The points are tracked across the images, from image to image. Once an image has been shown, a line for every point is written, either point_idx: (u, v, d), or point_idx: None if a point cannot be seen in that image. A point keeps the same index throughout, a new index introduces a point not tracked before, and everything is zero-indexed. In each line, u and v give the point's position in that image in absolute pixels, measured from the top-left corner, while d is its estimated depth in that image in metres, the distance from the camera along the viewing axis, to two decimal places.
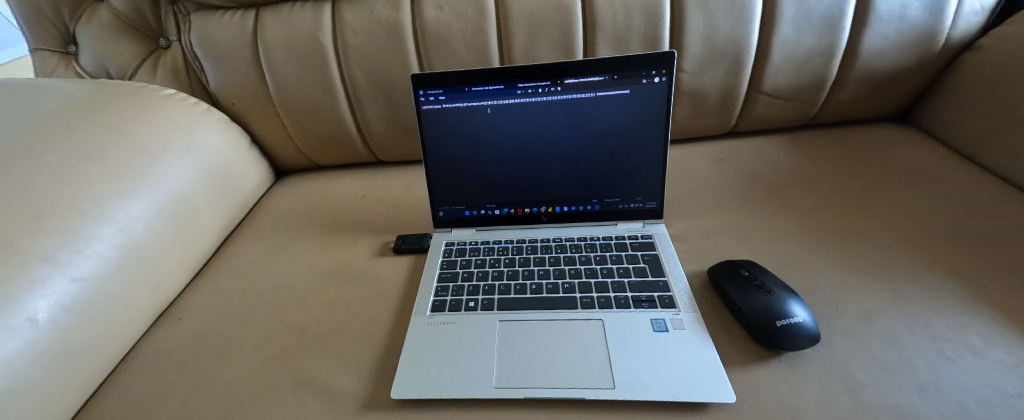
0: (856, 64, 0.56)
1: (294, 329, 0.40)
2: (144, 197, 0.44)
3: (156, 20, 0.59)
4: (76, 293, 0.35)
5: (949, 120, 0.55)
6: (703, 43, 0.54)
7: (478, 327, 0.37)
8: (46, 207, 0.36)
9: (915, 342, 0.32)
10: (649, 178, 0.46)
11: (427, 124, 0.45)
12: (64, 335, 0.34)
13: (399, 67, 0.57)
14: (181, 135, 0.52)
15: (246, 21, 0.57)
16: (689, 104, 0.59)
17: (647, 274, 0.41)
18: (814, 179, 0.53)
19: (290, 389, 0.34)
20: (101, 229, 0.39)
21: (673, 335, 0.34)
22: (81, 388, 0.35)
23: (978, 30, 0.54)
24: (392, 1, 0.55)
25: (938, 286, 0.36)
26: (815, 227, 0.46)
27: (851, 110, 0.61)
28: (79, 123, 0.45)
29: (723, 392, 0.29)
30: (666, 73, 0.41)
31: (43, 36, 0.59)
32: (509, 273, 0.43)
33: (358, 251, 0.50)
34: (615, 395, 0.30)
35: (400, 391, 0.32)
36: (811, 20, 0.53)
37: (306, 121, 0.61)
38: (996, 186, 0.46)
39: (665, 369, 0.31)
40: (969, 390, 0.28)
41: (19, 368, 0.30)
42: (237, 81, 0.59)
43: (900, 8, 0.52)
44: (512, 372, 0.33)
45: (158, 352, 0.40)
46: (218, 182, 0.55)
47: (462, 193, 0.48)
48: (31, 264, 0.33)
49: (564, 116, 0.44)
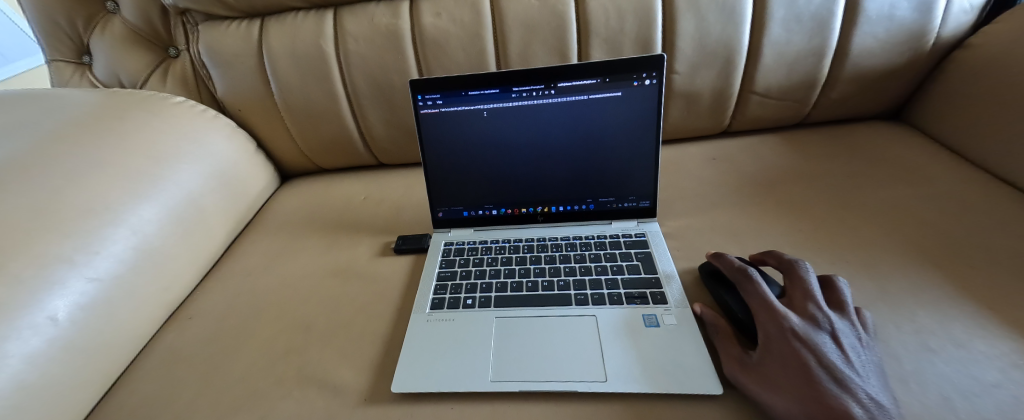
0: (848, 63, 0.57)
1: (298, 326, 0.42)
2: (155, 201, 0.46)
3: (165, 30, 0.61)
4: (93, 292, 0.37)
5: (941, 118, 0.55)
6: (695, 45, 0.55)
7: (476, 324, 0.39)
8: (66, 212, 0.38)
9: (899, 334, 0.33)
10: (642, 178, 0.47)
11: (426, 128, 0.47)
12: (82, 332, 0.35)
13: (398, 72, 0.58)
14: (191, 141, 0.54)
15: (251, 30, 0.59)
16: (682, 105, 0.60)
17: (640, 272, 0.42)
18: (807, 177, 0.54)
19: (294, 384, 0.36)
20: (116, 231, 0.41)
21: (664, 330, 0.35)
22: (98, 383, 0.36)
23: (969, 28, 0.54)
24: (391, 9, 0.57)
25: (924, 281, 0.37)
26: (805, 224, 0.46)
27: (844, 108, 0.62)
28: (92, 131, 0.47)
29: (710, 384, 0.30)
30: (656, 75, 0.42)
31: (60, 47, 0.61)
32: (505, 272, 0.44)
33: (360, 251, 0.52)
34: (607, 387, 0.31)
35: (400, 385, 0.33)
36: (801, 21, 0.54)
37: (309, 126, 0.63)
38: (986, 182, 0.46)
39: (655, 363, 0.32)
40: (950, 381, 0.29)
41: (40, 364, 0.32)
42: (243, 88, 0.61)
43: (889, 8, 0.53)
44: (507, 366, 0.34)
45: (170, 349, 0.41)
46: (225, 185, 0.56)
47: (460, 195, 0.50)
48: (50, 266, 0.35)
49: (558, 119, 0.45)
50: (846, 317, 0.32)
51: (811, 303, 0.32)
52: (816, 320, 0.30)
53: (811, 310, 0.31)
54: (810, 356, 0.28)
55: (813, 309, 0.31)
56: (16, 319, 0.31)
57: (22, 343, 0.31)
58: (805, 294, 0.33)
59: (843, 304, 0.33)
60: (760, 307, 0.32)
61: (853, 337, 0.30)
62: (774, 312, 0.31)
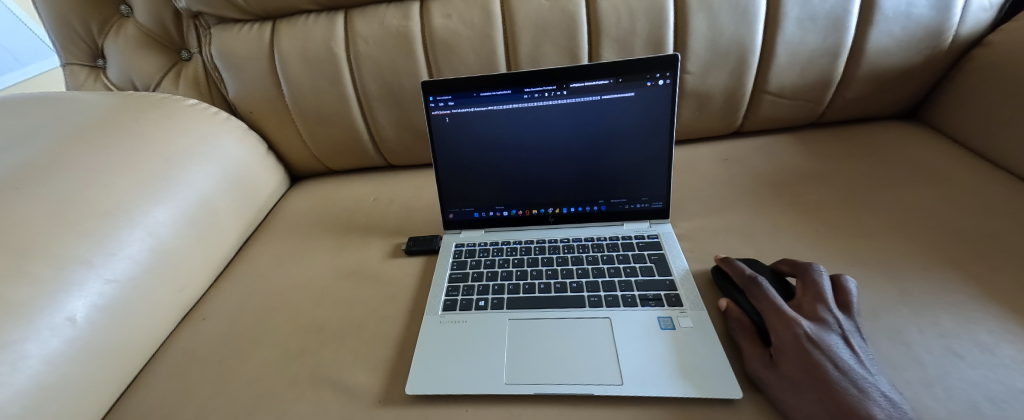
0: (863, 62, 0.56)
1: (312, 328, 0.42)
2: (169, 203, 0.46)
3: (178, 33, 0.62)
4: (110, 293, 0.37)
5: (960, 117, 0.54)
6: (707, 45, 0.55)
7: (489, 326, 0.38)
8: (84, 214, 0.39)
9: (922, 338, 0.32)
10: (654, 179, 0.47)
11: (437, 129, 0.47)
12: (99, 333, 0.36)
13: (409, 74, 0.58)
14: (203, 143, 0.54)
15: (262, 32, 0.59)
16: (694, 105, 0.60)
17: (653, 273, 0.42)
18: (822, 177, 0.53)
19: (309, 385, 0.36)
20: (131, 233, 0.41)
21: (680, 332, 0.35)
22: (115, 384, 0.37)
23: (988, 26, 0.53)
24: (402, 11, 0.57)
25: (947, 284, 0.36)
26: (821, 225, 0.46)
27: (859, 108, 0.61)
28: (107, 134, 0.47)
29: (729, 388, 0.30)
30: (670, 75, 0.42)
31: (74, 51, 0.62)
32: (517, 273, 0.44)
33: (371, 253, 0.52)
34: (623, 390, 0.31)
35: (414, 387, 0.33)
36: (815, 20, 0.53)
37: (320, 127, 0.63)
38: (1007, 183, 0.46)
39: (671, 366, 0.32)
40: (978, 386, 0.28)
41: (59, 365, 0.32)
42: (254, 90, 0.61)
43: (906, 6, 0.52)
44: (522, 368, 0.34)
45: (184, 350, 0.42)
46: (237, 186, 0.57)
47: (471, 196, 0.50)
48: (69, 267, 0.35)
49: (569, 120, 0.45)
50: (853, 318, 0.32)
51: (819, 305, 0.32)
52: (826, 323, 0.30)
53: (821, 312, 0.31)
54: (826, 361, 0.27)
55: (822, 312, 0.31)
56: (36, 320, 0.32)
57: (41, 343, 0.31)
58: (815, 297, 0.33)
59: (849, 304, 0.33)
60: (770, 312, 0.32)
61: (859, 337, 0.30)
62: (787, 318, 0.31)
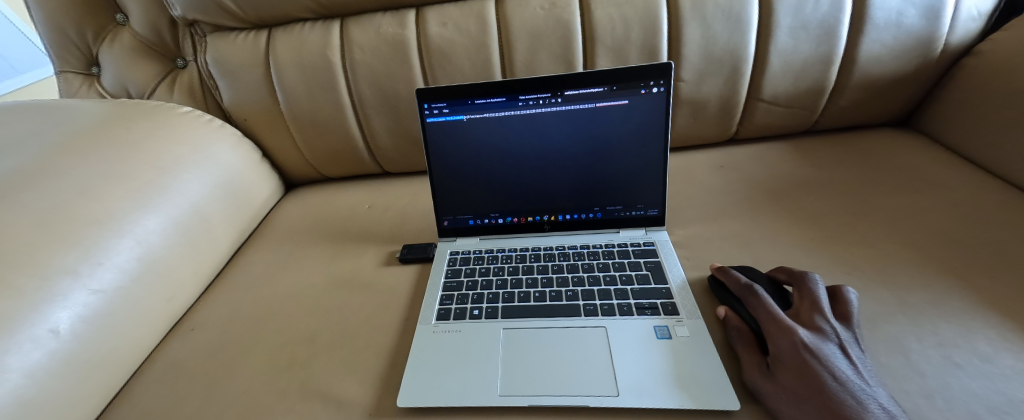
0: (856, 71, 0.56)
1: (304, 337, 0.41)
2: (159, 211, 0.45)
3: (173, 41, 0.62)
4: (95, 304, 0.36)
5: (953, 125, 0.54)
6: (701, 53, 0.55)
7: (482, 336, 0.38)
8: (70, 222, 0.38)
9: (921, 347, 0.32)
10: (649, 186, 0.47)
11: (431, 137, 0.46)
12: (83, 345, 0.35)
13: (404, 81, 0.58)
14: (197, 152, 0.54)
15: (258, 40, 0.59)
16: (689, 113, 0.60)
17: (650, 282, 0.41)
18: (817, 184, 0.53)
19: (298, 397, 0.35)
20: (120, 242, 0.40)
21: (677, 342, 0.34)
22: (97, 397, 0.36)
23: (977, 35, 0.54)
24: (398, 19, 0.57)
25: (945, 292, 0.36)
26: (817, 232, 0.46)
27: (852, 116, 0.61)
28: (96, 142, 0.46)
29: (728, 400, 0.29)
30: (663, 83, 0.42)
31: (69, 59, 0.62)
32: (512, 282, 0.44)
33: (365, 261, 0.52)
34: (620, 402, 0.30)
35: (405, 400, 0.32)
36: (808, 29, 0.54)
37: (315, 135, 0.63)
38: (1001, 191, 0.46)
39: (668, 376, 0.32)
40: (978, 397, 0.28)
41: (40, 377, 0.31)
42: (250, 98, 0.61)
43: (896, 16, 0.53)
44: (516, 379, 0.33)
45: (172, 362, 0.41)
46: (230, 194, 0.56)
47: (467, 203, 0.49)
48: (54, 277, 0.35)
49: (565, 127, 0.45)
50: (851, 328, 0.32)
51: (816, 314, 0.32)
52: (824, 333, 0.30)
53: (818, 322, 0.31)
54: (824, 371, 0.27)
55: (819, 321, 0.31)
56: (16, 332, 0.31)
57: (22, 356, 0.30)
58: (812, 306, 0.32)
59: (848, 315, 0.32)
60: (768, 320, 0.32)
61: (855, 347, 0.30)
62: (785, 326, 0.30)
